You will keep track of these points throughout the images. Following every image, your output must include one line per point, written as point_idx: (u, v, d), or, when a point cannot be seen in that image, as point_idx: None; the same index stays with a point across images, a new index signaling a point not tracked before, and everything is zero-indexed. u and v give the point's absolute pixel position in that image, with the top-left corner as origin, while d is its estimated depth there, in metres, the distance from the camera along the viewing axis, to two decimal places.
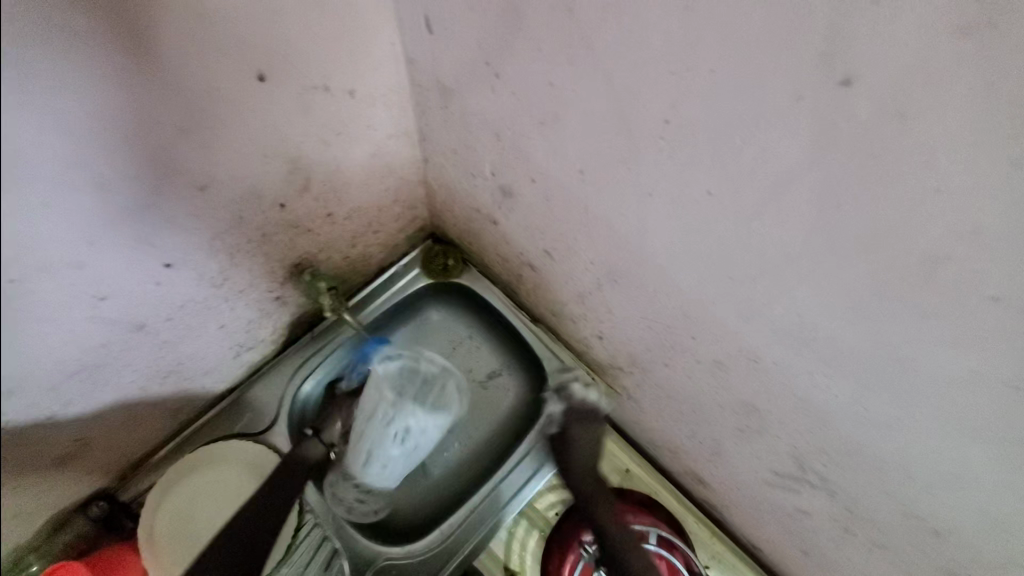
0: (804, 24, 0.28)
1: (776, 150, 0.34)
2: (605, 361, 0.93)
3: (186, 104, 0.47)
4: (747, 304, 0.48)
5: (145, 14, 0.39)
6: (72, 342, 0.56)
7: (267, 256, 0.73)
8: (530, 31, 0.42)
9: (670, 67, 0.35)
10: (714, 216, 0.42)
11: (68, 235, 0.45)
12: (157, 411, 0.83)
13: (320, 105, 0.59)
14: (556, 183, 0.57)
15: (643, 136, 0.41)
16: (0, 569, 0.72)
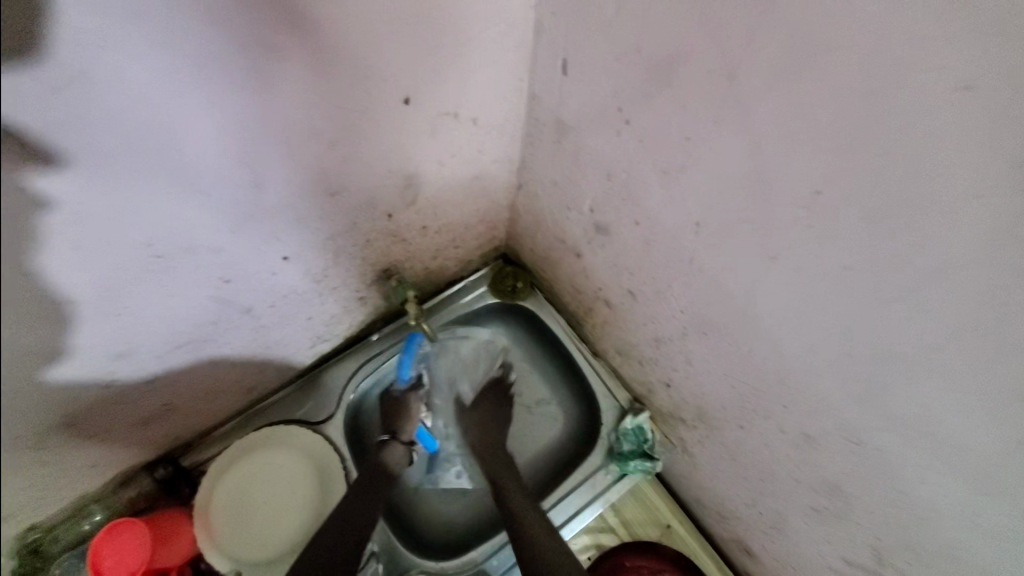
0: (1004, 129, 0.27)
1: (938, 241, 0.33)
2: (666, 409, 0.91)
3: (338, 118, 0.51)
4: (862, 382, 0.47)
5: (328, 40, 0.44)
6: (191, 314, 0.61)
7: (362, 258, 0.77)
8: (678, 89, 0.43)
9: (834, 143, 0.35)
10: (846, 291, 0.41)
11: (215, 219, 0.51)
12: (235, 387, 0.87)
13: (446, 129, 0.62)
14: (664, 230, 0.57)
15: (783, 203, 0.41)
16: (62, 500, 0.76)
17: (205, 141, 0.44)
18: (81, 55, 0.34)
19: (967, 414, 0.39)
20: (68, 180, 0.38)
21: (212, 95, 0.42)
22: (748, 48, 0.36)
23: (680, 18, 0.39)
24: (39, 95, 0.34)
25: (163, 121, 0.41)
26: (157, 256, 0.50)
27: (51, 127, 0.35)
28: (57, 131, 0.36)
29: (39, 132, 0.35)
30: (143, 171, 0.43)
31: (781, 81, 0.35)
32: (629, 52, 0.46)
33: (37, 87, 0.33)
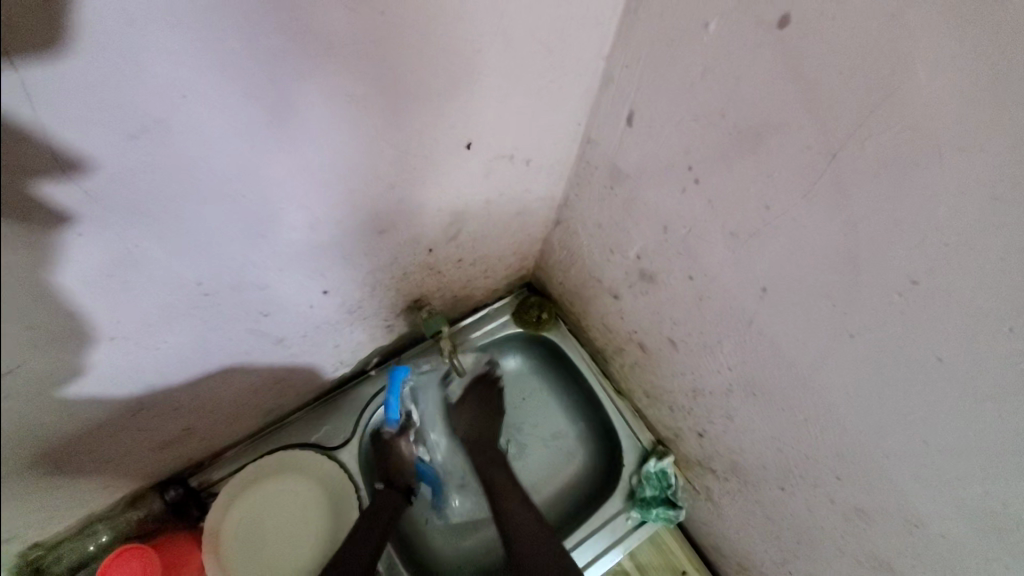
0: None
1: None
2: (693, 457, 0.88)
3: (401, 159, 0.50)
4: (935, 469, 0.44)
5: (407, 88, 0.43)
6: (227, 344, 0.59)
7: (396, 290, 0.75)
8: (764, 158, 0.42)
9: (944, 238, 0.34)
10: (931, 380, 0.40)
11: (266, 258, 0.50)
12: (255, 411, 0.85)
13: (499, 170, 0.61)
14: (723, 287, 0.56)
15: (872, 283, 0.40)
16: (64, 522, 0.72)
17: (270, 186, 0.43)
18: (161, 105, 0.33)
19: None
20: (124, 223, 0.37)
21: (285, 141, 0.41)
22: (856, 132, 0.35)
23: (779, 92, 0.38)
24: (114, 142, 0.33)
25: (233, 167, 0.40)
26: (205, 293, 0.49)
27: (120, 172, 0.34)
28: (126, 176, 0.35)
29: (106, 176, 0.34)
30: (205, 214, 0.42)
31: (890, 169, 0.34)
32: (712, 114, 0.44)
33: (114, 134, 0.32)
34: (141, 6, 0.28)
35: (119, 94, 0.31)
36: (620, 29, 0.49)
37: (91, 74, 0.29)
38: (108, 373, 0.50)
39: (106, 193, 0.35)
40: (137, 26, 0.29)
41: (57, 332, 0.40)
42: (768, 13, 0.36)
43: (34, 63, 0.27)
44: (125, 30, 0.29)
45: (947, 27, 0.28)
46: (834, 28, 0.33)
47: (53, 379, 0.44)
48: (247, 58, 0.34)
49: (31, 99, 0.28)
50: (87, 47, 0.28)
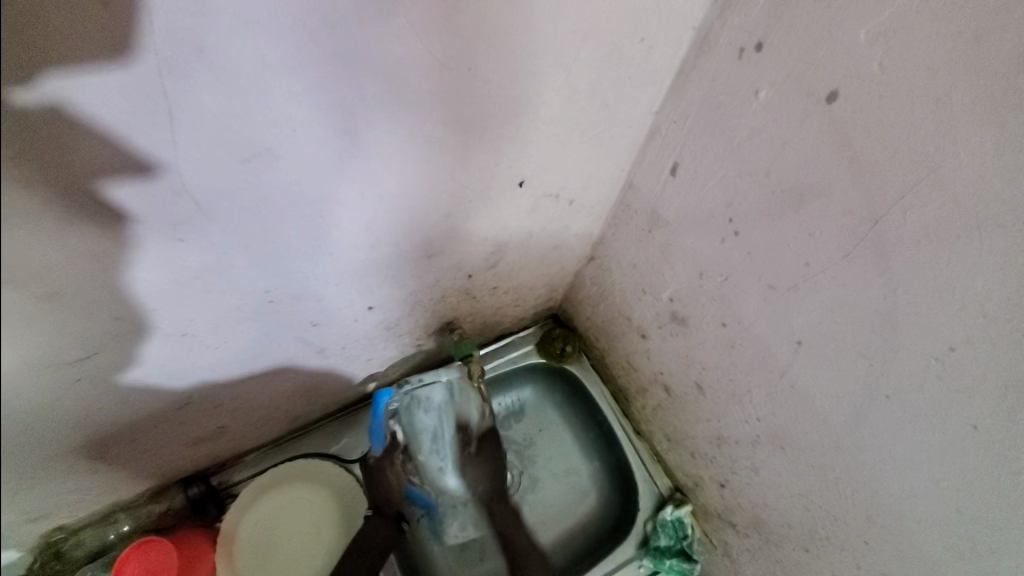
0: None
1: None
2: (713, 508, 0.86)
3: (459, 192, 0.54)
4: (971, 544, 0.43)
5: (475, 131, 0.47)
6: (274, 350, 0.63)
7: (432, 311, 0.78)
8: (807, 218, 0.44)
9: (984, 309, 0.35)
10: (966, 452, 0.40)
11: (328, 276, 0.55)
12: (283, 415, 0.87)
13: (545, 207, 0.65)
14: (755, 336, 0.57)
15: (910, 348, 0.41)
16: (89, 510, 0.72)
17: (347, 210, 0.48)
18: (273, 136, 0.38)
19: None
20: (218, 235, 0.43)
21: (367, 173, 0.45)
22: (899, 200, 0.37)
23: (822, 160, 0.41)
24: (228, 162, 0.38)
25: (319, 193, 0.45)
26: (270, 300, 0.54)
27: (226, 187, 0.39)
28: (229, 191, 0.40)
29: (212, 191, 0.39)
30: (284, 230, 0.46)
31: (931, 238, 0.36)
32: (756, 172, 0.47)
33: (228, 155, 0.37)
34: (277, 56, 0.33)
35: (240, 123, 0.36)
36: (671, 89, 0.53)
37: (221, 105, 0.34)
38: (172, 366, 0.54)
39: (209, 205, 0.40)
40: (269, 71, 0.34)
41: (136, 325, 0.45)
42: (818, 87, 0.39)
43: (179, 93, 0.32)
44: (260, 73, 0.34)
45: (987, 116, 0.30)
46: (881, 106, 0.35)
47: (118, 363, 0.48)
48: (350, 101, 0.38)
49: (170, 122, 0.33)
50: (223, 83, 0.33)
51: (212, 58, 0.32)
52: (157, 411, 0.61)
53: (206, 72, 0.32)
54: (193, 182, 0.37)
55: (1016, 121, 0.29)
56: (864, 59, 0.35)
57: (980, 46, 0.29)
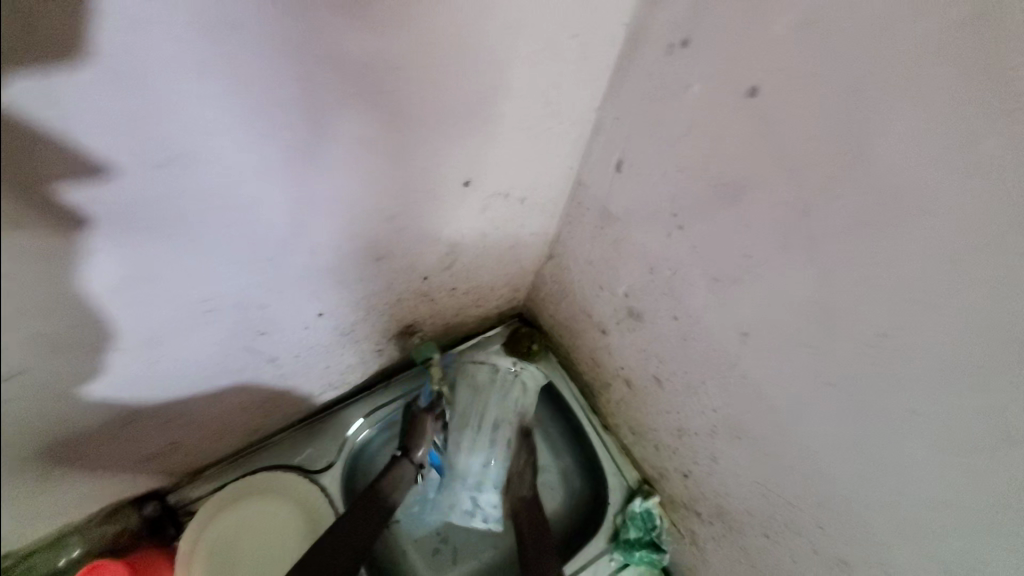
0: None
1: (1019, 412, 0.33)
2: (679, 498, 0.86)
3: (403, 191, 0.53)
4: (913, 523, 0.45)
5: (412, 129, 0.46)
6: (220, 361, 0.60)
7: (389, 314, 0.77)
8: (745, 210, 0.44)
9: (910, 295, 0.36)
10: (904, 434, 0.41)
11: (267, 282, 0.53)
12: (239, 430, 0.83)
13: (495, 206, 0.64)
14: (705, 329, 0.58)
15: (845, 335, 0.42)
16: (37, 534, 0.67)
17: (280, 214, 0.46)
18: (193, 140, 0.36)
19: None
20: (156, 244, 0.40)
21: (299, 175, 0.43)
22: (826, 191, 0.37)
23: (754, 154, 0.41)
24: (153, 170, 0.35)
25: (248, 197, 0.42)
26: (208, 310, 0.51)
27: (146, 196, 0.36)
28: (151, 200, 0.37)
29: (132, 200, 0.36)
30: (217, 237, 0.44)
31: (858, 228, 0.37)
32: (696, 166, 0.48)
33: (143, 163, 0.35)
34: (187, 55, 0.31)
35: (153, 128, 0.33)
36: (611, 85, 0.54)
37: (129, 110, 0.31)
38: (110, 385, 0.51)
39: (133, 215, 0.37)
40: (180, 72, 0.32)
41: (64, 346, 0.41)
42: (744, 81, 0.40)
43: (89, 101, 0.30)
44: (171, 74, 0.32)
45: (903, 107, 0.31)
46: (804, 99, 0.36)
47: (49, 394, 0.44)
48: (270, 101, 0.37)
49: (70, 129, 0.30)
50: (128, 85, 0.31)
51: (110, 58, 0.29)
52: (94, 433, 0.56)
53: (111, 75, 0.30)
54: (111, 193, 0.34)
55: (925, 112, 0.30)
56: (785, 53, 0.36)
57: (888, 39, 0.30)
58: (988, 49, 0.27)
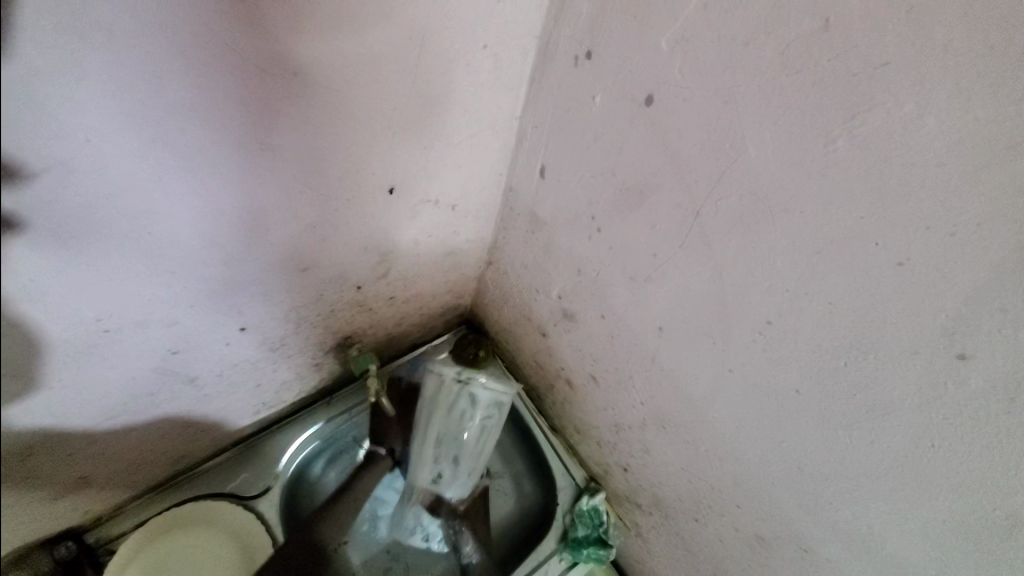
0: (929, 309, 0.32)
1: (885, 383, 0.37)
2: (622, 492, 0.89)
3: (323, 198, 0.52)
4: (813, 494, 0.49)
5: (326, 135, 0.46)
6: (131, 383, 0.57)
7: (322, 327, 0.75)
8: (649, 211, 0.48)
9: (787, 285, 0.40)
10: (796, 412, 0.46)
11: (178, 297, 0.51)
12: (162, 458, 0.77)
13: (425, 214, 0.65)
14: (627, 326, 0.61)
15: (740, 325, 0.46)
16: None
17: (179, 225, 0.44)
18: (90, 148, 0.35)
19: (915, 537, 0.42)
20: (73, 255, 0.39)
21: (197, 185, 0.42)
22: (712, 194, 0.41)
23: (653, 159, 0.45)
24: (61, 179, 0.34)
25: (140, 207, 0.41)
26: (105, 330, 0.48)
27: (67, 207, 0.36)
28: (69, 210, 0.36)
29: (55, 210, 0.35)
30: (111, 251, 0.42)
31: (741, 226, 0.40)
32: (605, 172, 0.51)
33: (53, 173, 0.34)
34: (85, 62, 0.31)
35: (50, 135, 0.32)
36: (527, 96, 0.56)
37: (34, 119, 0.31)
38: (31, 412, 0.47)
39: (59, 224, 0.36)
40: (76, 80, 0.31)
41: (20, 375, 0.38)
42: (639, 93, 0.43)
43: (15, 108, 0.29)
44: (68, 80, 0.31)
45: (763, 114, 0.35)
46: (686, 109, 0.40)
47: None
48: (156, 108, 0.36)
49: None
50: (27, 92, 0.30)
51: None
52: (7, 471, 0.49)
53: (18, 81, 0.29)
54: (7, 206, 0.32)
55: (781, 120, 0.34)
56: (670, 66, 0.39)
57: (750, 52, 0.34)
58: (825, 62, 0.31)
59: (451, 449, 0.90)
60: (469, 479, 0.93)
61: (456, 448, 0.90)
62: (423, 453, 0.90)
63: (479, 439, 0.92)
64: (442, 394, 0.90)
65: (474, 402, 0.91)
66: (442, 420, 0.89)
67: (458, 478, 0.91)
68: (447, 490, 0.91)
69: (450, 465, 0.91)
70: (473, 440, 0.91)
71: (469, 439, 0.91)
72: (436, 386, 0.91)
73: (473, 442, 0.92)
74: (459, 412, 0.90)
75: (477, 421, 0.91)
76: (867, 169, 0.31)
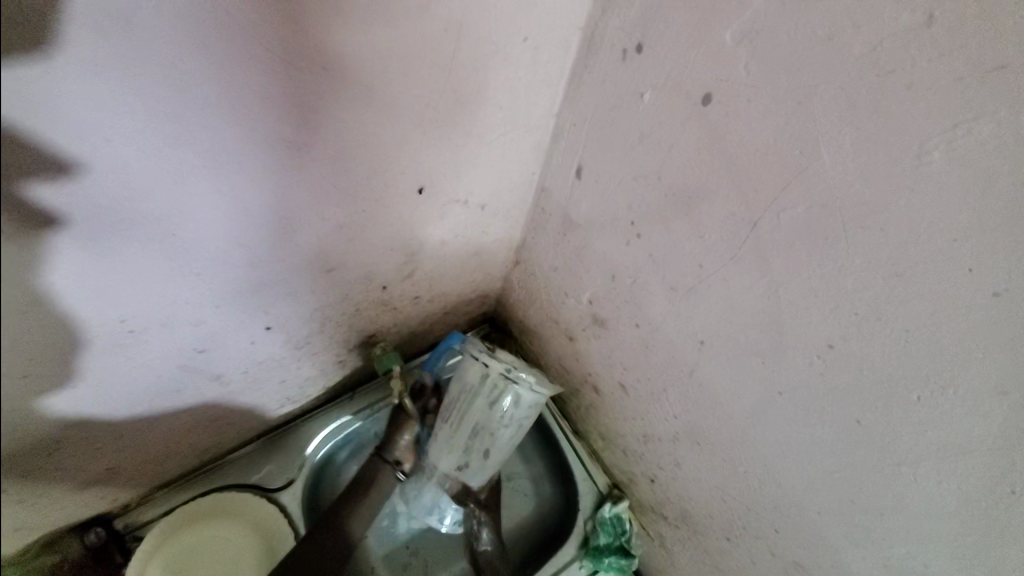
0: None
1: (964, 422, 0.33)
2: (647, 502, 0.86)
3: (351, 198, 0.50)
4: (864, 529, 0.45)
5: (355, 133, 0.44)
6: (157, 380, 0.57)
7: (346, 325, 0.74)
8: (697, 219, 0.44)
9: (855, 308, 0.36)
10: (853, 442, 0.42)
11: (204, 297, 0.50)
12: (189, 449, 0.77)
13: (454, 213, 0.62)
14: (664, 337, 0.58)
15: (796, 347, 0.42)
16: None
17: (205, 227, 0.43)
18: (113, 149, 0.33)
19: None
20: (94, 255, 0.38)
21: (223, 185, 0.41)
22: (773, 204, 0.37)
23: (704, 164, 0.41)
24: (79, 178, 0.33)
25: (165, 209, 0.39)
26: (131, 329, 0.47)
27: (89, 207, 0.35)
28: (90, 210, 0.35)
29: (76, 207, 0.34)
30: (135, 252, 0.41)
31: (804, 240, 0.36)
32: (649, 175, 0.47)
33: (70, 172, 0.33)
34: (110, 60, 0.30)
35: (69, 134, 0.31)
36: (566, 92, 0.53)
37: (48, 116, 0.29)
38: (55, 404, 0.48)
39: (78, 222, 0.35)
40: (100, 79, 0.30)
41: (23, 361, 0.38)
42: (692, 90, 0.39)
43: (24, 104, 0.28)
44: (92, 79, 0.30)
45: (841, 118, 0.31)
46: (748, 110, 0.36)
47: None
48: (183, 108, 0.34)
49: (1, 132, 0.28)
50: (48, 96, 0.29)
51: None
52: (26, 459, 0.50)
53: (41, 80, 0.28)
54: (27, 211, 0.31)
55: (863, 126, 0.30)
56: (731, 63, 0.36)
57: (830, 48, 0.30)
58: (923, 62, 0.27)
59: (480, 442, 0.83)
60: (494, 470, 0.87)
61: (488, 442, 0.83)
62: (453, 442, 0.84)
63: (514, 436, 0.84)
64: (480, 387, 0.80)
65: (516, 402, 0.80)
66: (480, 415, 0.81)
67: (485, 469, 0.86)
68: (471, 479, 0.86)
69: (479, 456, 0.85)
70: (506, 437, 0.84)
71: (504, 434, 0.84)
72: (478, 376, 0.80)
73: (505, 440, 0.84)
74: (497, 410, 0.81)
75: (515, 419, 0.83)
76: (964, 184, 0.27)
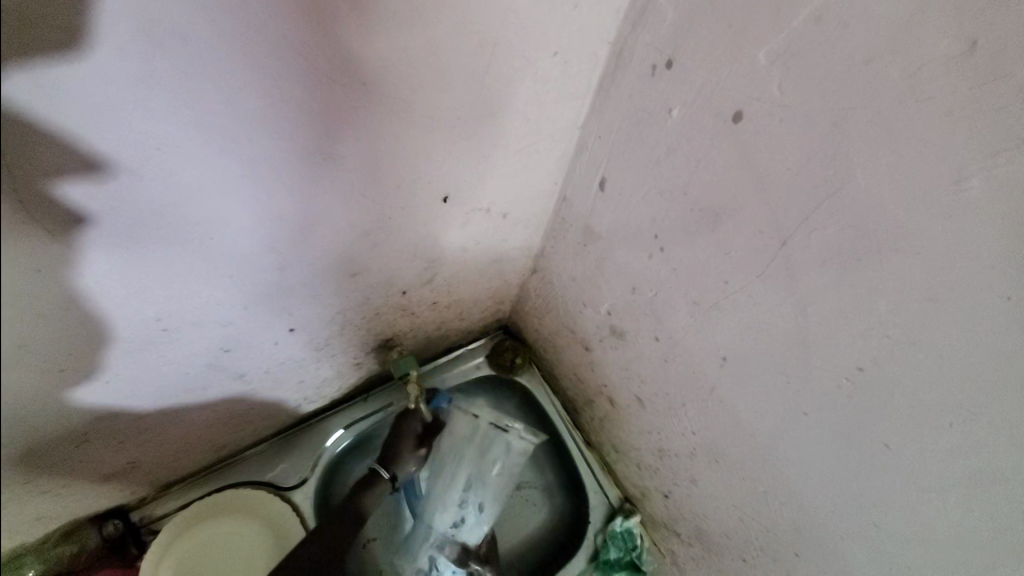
0: None
1: (1000, 452, 0.32)
2: (659, 518, 0.85)
3: (378, 205, 0.51)
4: (888, 556, 0.44)
5: (385, 143, 0.45)
6: (183, 378, 0.58)
7: (365, 329, 0.75)
8: (724, 235, 0.44)
9: (886, 331, 0.35)
10: (880, 467, 0.41)
11: (233, 299, 0.52)
12: (209, 444, 0.79)
13: (476, 222, 0.63)
14: (684, 352, 0.57)
15: (823, 367, 0.41)
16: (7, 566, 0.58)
17: (238, 231, 0.44)
18: (157, 155, 0.35)
19: None
20: (131, 257, 0.39)
21: (259, 191, 0.42)
22: (804, 222, 0.37)
23: (733, 180, 0.41)
24: (123, 182, 0.34)
25: (202, 214, 0.41)
26: (162, 329, 0.49)
27: (128, 210, 0.36)
28: (130, 213, 0.36)
29: (116, 209, 0.36)
30: (170, 255, 0.42)
31: (837, 259, 0.36)
32: (675, 190, 0.47)
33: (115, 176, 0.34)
34: (158, 70, 0.31)
35: (116, 140, 0.32)
36: (593, 105, 0.53)
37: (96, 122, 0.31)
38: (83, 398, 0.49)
39: (119, 224, 0.36)
40: (149, 87, 0.31)
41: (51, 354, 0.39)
42: (723, 108, 0.39)
43: (74, 109, 0.29)
44: (141, 88, 0.31)
45: (878, 141, 0.31)
46: (781, 129, 0.36)
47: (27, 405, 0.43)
48: (224, 116, 0.35)
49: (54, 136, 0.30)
50: (97, 101, 0.30)
51: (35, 65, 0.27)
52: (52, 450, 0.51)
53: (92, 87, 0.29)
54: (52, 208, 0.32)
55: (900, 149, 0.30)
56: (764, 83, 0.36)
57: (868, 70, 0.30)
58: (964, 87, 0.26)
59: (476, 494, 0.84)
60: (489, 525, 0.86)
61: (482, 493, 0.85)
62: (445, 494, 0.83)
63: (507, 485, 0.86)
64: (473, 434, 0.85)
65: (507, 449, 0.85)
66: (473, 464, 0.84)
67: (481, 525, 0.85)
68: (469, 536, 0.84)
69: (473, 511, 0.84)
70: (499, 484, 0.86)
71: (498, 484, 0.85)
72: (469, 425, 0.85)
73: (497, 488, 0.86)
74: (488, 456, 0.84)
75: (508, 467, 0.86)
76: (1005, 210, 0.27)
